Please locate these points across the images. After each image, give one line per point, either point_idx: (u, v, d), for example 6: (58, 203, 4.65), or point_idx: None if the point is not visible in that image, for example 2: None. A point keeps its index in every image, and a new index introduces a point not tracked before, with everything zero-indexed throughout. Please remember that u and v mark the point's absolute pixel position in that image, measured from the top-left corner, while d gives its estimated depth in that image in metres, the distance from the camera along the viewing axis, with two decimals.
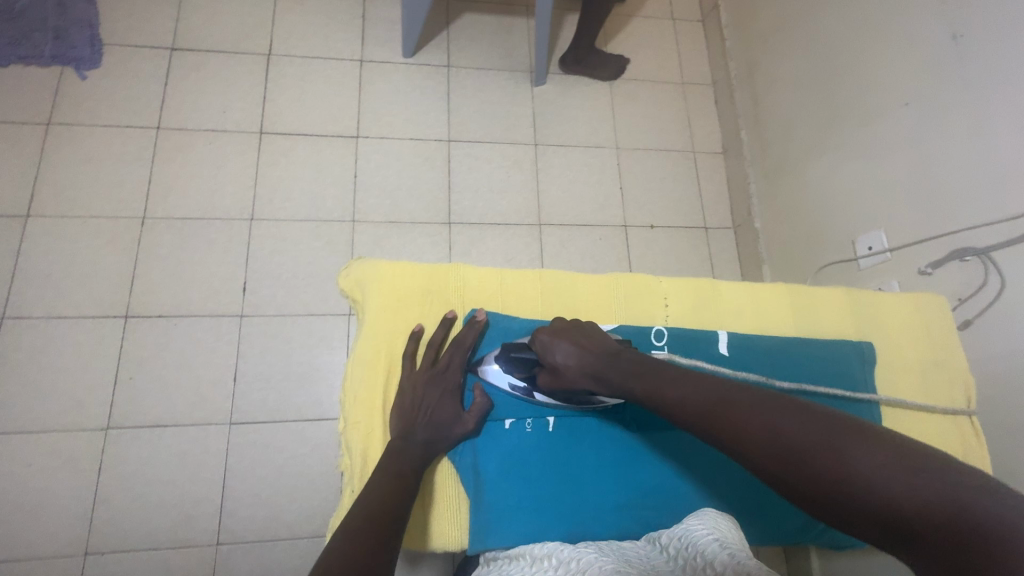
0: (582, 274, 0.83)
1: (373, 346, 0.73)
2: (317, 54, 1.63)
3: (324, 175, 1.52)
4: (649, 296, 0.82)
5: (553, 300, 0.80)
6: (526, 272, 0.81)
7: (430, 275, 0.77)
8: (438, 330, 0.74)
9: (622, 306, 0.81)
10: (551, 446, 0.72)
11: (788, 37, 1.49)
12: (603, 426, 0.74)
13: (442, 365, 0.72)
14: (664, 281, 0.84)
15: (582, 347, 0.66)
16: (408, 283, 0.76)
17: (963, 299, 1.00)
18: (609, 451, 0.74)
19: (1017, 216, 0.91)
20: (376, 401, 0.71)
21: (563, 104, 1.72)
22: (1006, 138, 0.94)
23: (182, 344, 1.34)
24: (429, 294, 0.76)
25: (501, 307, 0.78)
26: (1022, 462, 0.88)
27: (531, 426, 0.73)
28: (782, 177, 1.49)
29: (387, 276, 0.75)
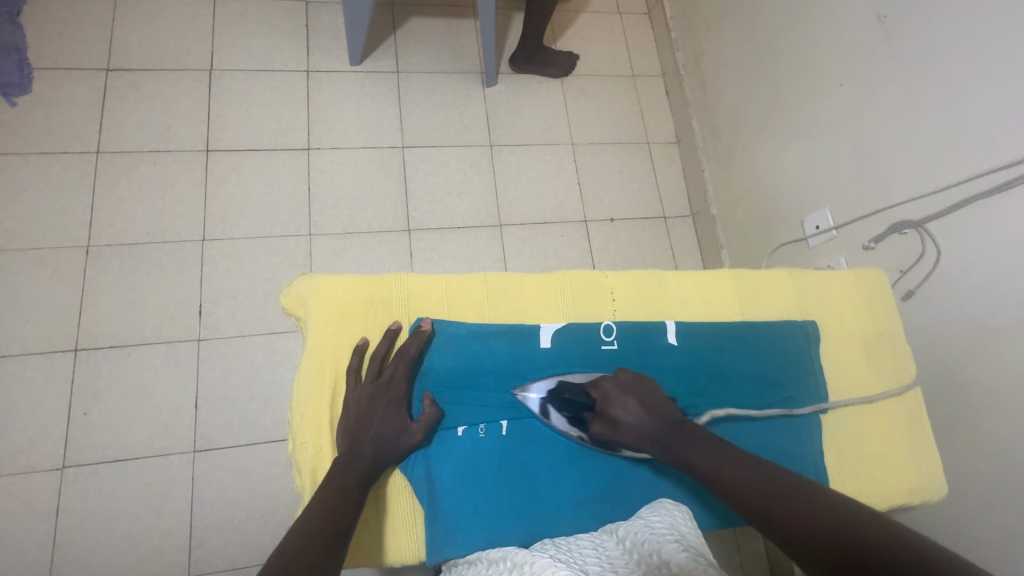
0: (528, 274, 0.82)
1: (317, 362, 0.71)
2: (261, 66, 1.60)
3: (276, 190, 1.49)
4: (596, 292, 0.82)
5: (500, 304, 0.79)
6: (471, 277, 0.80)
7: (373, 287, 0.75)
8: (383, 341, 0.72)
9: (570, 304, 0.81)
10: (506, 449, 0.72)
11: (728, 26, 1.52)
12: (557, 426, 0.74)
13: (387, 376, 0.70)
14: (611, 275, 0.84)
15: (648, 410, 0.71)
16: (350, 296, 0.74)
17: (904, 272, 1.03)
18: (564, 450, 0.74)
19: (950, 186, 0.95)
20: (323, 417, 0.69)
21: (516, 103, 1.72)
22: (932, 113, 0.98)
23: (139, 373, 1.29)
24: (372, 306, 0.74)
25: (448, 315, 0.77)
26: (968, 423, 0.92)
27: (483, 431, 0.72)
28: (733, 164, 1.52)
29: (328, 290, 0.73)
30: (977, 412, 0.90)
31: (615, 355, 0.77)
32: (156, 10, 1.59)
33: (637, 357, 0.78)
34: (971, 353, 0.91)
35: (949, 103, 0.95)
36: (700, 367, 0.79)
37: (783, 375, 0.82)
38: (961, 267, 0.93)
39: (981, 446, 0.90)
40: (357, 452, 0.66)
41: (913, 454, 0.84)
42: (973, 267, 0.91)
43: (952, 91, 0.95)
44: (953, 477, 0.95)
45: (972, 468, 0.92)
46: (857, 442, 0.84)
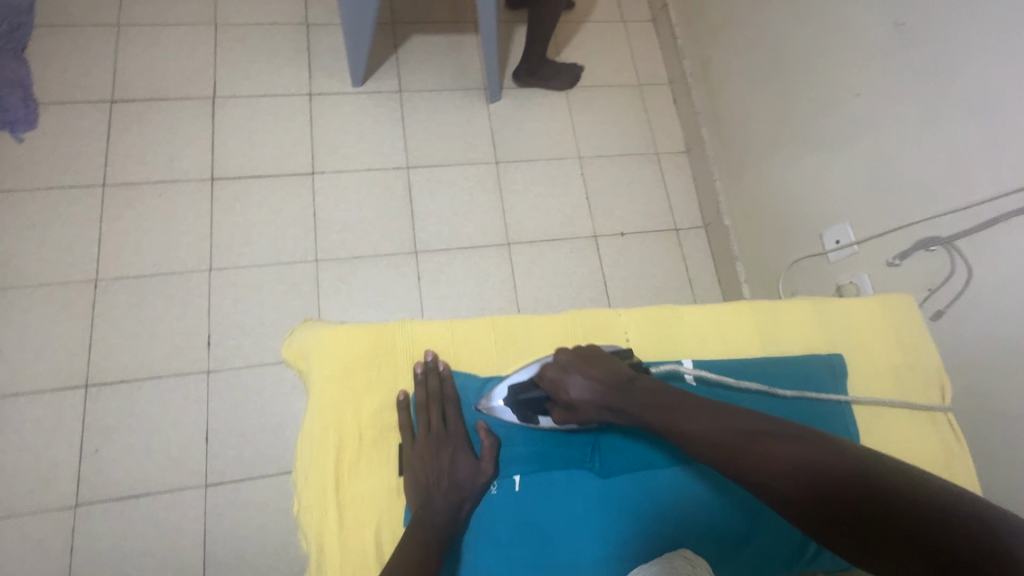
0: (538, 315, 0.80)
1: (322, 420, 0.67)
2: (263, 91, 1.59)
3: (282, 216, 1.48)
4: (609, 332, 0.79)
5: (509, 347, 0.76)
6: (478, 321, 0.77)
7: (379, 335, 0.72)
8: (418, 388, 0.70)
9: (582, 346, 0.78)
10: (520, 506, 0.69)
11: (737, 33, 1.48)
12: (570, 476, 0.71)
13: (440, 422, 0.69)
14: (623, 313, 0.81)
15: (597, 383, 0.69)
16: (354, 349, 0.71)
17: (933, 290, 0.98)
18: (580, 503, 0.70)
19: (979, 202, 0.90)
20: (329, 479, 0.66)
21: (520, 118, 1.70)
22: (957, 126, 0.93)
23: (148, 407, 1.29)
24: (377, 358, 0.72)
25: (457, 363, 0.75)
26: (1006, 451, 0.87)
27: (497, 488, 0.69)
28: (745, 173, 1.48)
29: (331, 343, 0.70)
30: (1014, 441, 0.85)
31: None
32: (158, 38, 1.59)
33: None
34: (1006, 376, 0.86)
35: (974, 115, 0.90)
36: None
37: (809, 414, 0.78)
38: (994, 286, 0.88)
39: (1019, 475, 0.85)
40: (429, 500, 0.64)
41: (954, 493, 0.79)
42: (1009, 287, 0.86)
43: (977, 103, 0.90)
44: (990, 505, 0.90)
45: (1013, 500, 0.86)
46: None
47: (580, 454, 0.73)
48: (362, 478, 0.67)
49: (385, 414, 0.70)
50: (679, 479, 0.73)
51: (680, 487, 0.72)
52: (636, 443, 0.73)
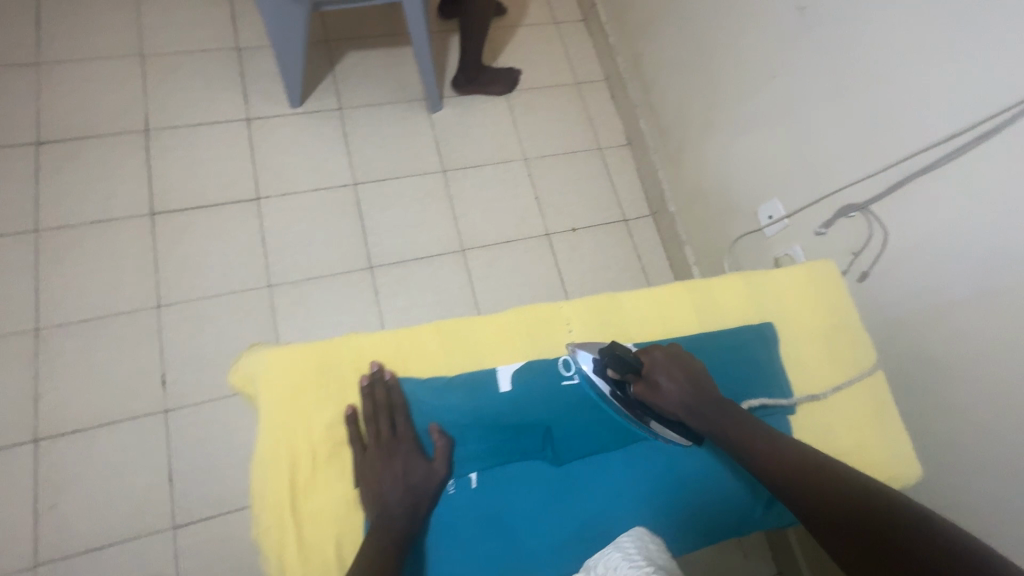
0: (482, 314, 0.78)
1: (273, 443, 0.66)
2: (199, 119, 1.56)
3: (230, 244, 1.46)
4: (554, 324, 0.78)
5: (456, 351, 0.74)
6: (423, 326, 0.75)
7: (324, 354, 0.70)
8: (364, 399, 0.68)
9: (529, 340, 0.77)
10: (479, 502, 0.69)
11: (662, 28, 1.54)
12: (526, 466, 0.72)
13: (390, 430, 0.67)
14: (567, 303, 0.80)
15: (688, 381, 0.74)
16: (300, 367, 0.68)
17: (856, 254, 1.04)
18: (541, 493, 0.71)
19: (887, 167, 0.96)
20: (285, 501, 0.64)
21: (464, 125, 1.72)
22: (861, 98, 1.00)
23: (105, 454, 1.24)
24: (323, 374, 0.69)
25: (404, 370, 0.72)
26: (934, 395, 0.94)
27: (454, 488, 0.69)
28: (684, 160, 1.54)
29: (276, 365, 0.68)
30: (939, 383, 0.92)
31: (578, 388, 0.74)
32: (82, 75, 1.54)
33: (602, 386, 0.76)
34: (927, 325, 0.93)
35: (874, 88, 0.97)
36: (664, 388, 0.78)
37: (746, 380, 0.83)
38: (908, 244, 0.95)
39: (947, 418, 0.92)
40: (389, 505, 0.64)
41: (882, 442, 0.85)
42: (920, 243, 0.93)
43: (875, 76, 0.97)
44: (926, 450, 0.97)
45: (945, 439, 0.93)
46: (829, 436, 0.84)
47: (535, 444, 0.72)
48: (319, 494, 0.66)
49: (339, 431, 0.68)
50: (632, 457, 0.76)
51: (633, 463, 0.75)
52: (589, 428, 0.75)
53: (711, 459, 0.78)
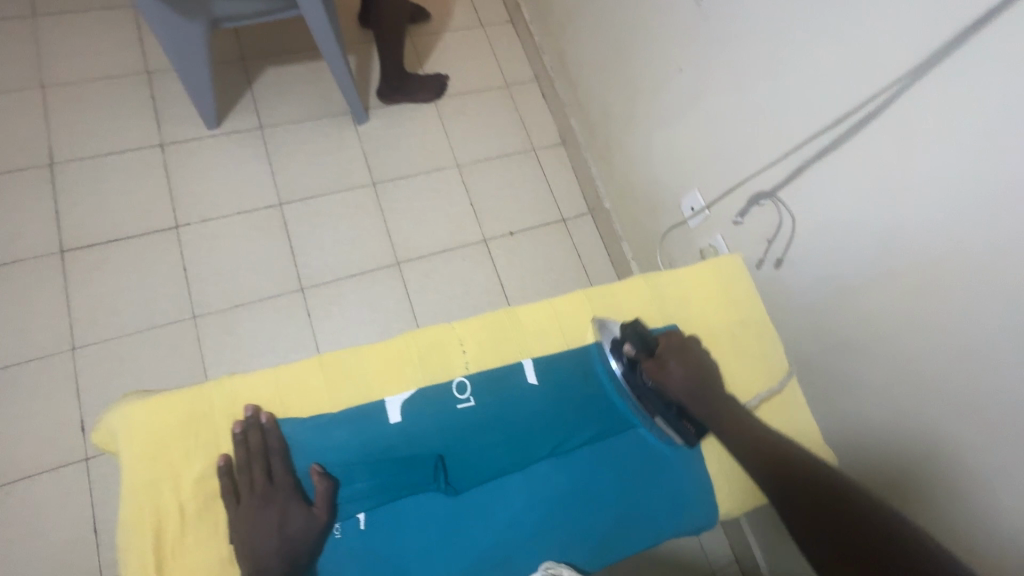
0: (371, 342, 0.75)
1: (136, 504, 0.62)
2: (109, 149, 1.49)
3: (149, 277, 1.39)
4: (445, 347, 0.75)
5: (341, 385, 0.71)
6: (304, 362, 0.72)
7: (191, 402, 0.67)
8: (237, 448, 0.64)
9: (419, 367, 0.73)
10: (370, 541, 0.67)
11: (580, 24, 1.53)
12: (418, 499, 0.70)
13: (265, 478, 0.64)
14: (458, 324, 0.77)
15: (693, 373, 0.79)
16: (166, 420, 0.65)
17: (770, 241, 1.04)
18: (434, 527, 0.69)
19: (787, 154, 0.97)
20: (150, 565, 0.61)
21: (392, 136, 1.68)
22: (757, 86, 1.00)
23: (22, 512, 1.17)
24: (194, 424, 0.66)
25: (285, 410, 0.69)
26: (852, 376, 0.94)
27: (341, 531, 0.67)
28: (613, 156, 1.53)
29: (137, 419, 0.64)
30: (855, 362, 0.93)
31: (472, 412, 0.73)
32: None
33: (498, 409, 0.73)
34: (839, 307, 0.94)
35: (768, 75, 0.97)
36: (562, 405, 0.77)
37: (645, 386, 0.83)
38: (814, 228, 0.95)
39: (863, 399, 0.93)
40: (267, 559, 0.60)
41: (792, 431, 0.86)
42: (825, 227, 0.93)
43: (768, 64, 0.97)
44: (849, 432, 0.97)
45: (865, 420, 0.94)
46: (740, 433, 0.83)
47: (425, 479, 0.69)
48: (191, 552, 0.63)
49: (212, 480, 0.66)
50: (530, 480, 0.74)
51: (531, 486, 0.73)
52: (484, 455, 0.72)
53: (611, 472, 0.77)
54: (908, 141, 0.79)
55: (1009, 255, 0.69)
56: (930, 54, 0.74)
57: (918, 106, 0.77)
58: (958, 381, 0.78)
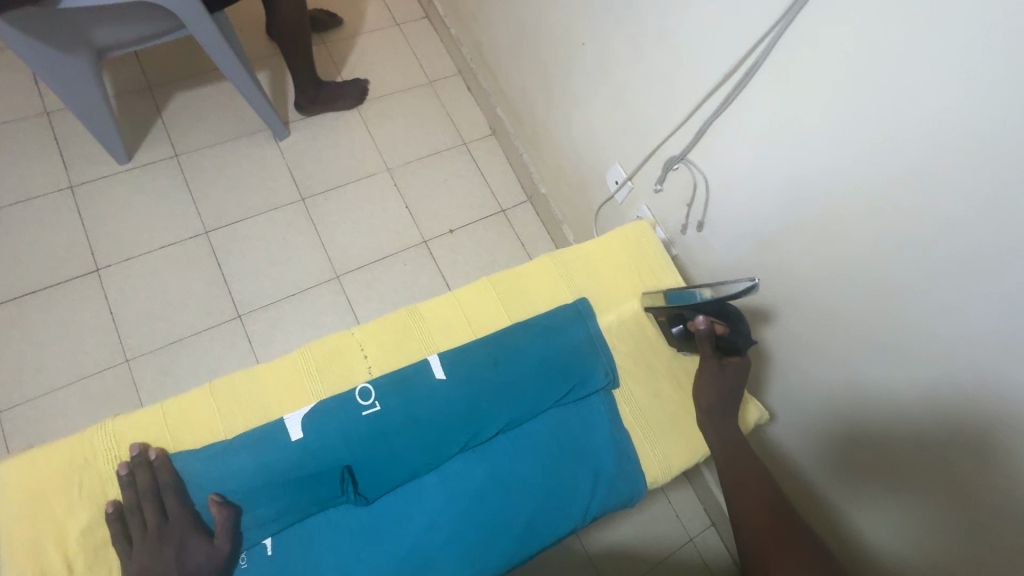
0: (266, 361, 0.70)
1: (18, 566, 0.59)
2: (14, 198, 1.41)
3: (74, 325, 1.33)
4: (343, 354, 0.70)
5: (234, 411, 0.66)
6: (195, 392, 0.68)
7: (72, 451, 0.64)
8: (123, 491, 0.62)
9: (316, 379, 0.68)
10: (280, 566, 0.61)
11: (489, 12, 1.51)
12: (326, 513, 0.63)
13: (159, 518, 0.61)
14: (358, 329, 0.72)
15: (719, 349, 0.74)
16: (43, 475, 0.62)
17: (690, 204, 1.04)
18: (346, 538, 0.62)
19: (691, 114, 0.96)
20: None
21: (317, 147, 1.63)
22: (652, 52, 0.99)
23: None
24: (76, 474, 0.63)
25: (178, 445, 0.65)
26: (784, 325, 0.95)
27: (247, 561, 0.61)
28: (540, 140, 1.51)
29: (15, 478, 0.62)
30: (782, 311, 0.94)
31: (378, 416, 0.64)
32: None
33: (405, 409, 0.65)
34: (761, 260, 0.94)
35: (659, 38, 0.96)
36: (474, 392, 0.67)
37: (570, 357, 0.72)
38: (726, 185, 0.95)
39: (795, 342, 0.94)
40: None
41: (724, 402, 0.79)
42: (735, 181, 0.93)
43: (656, 27, 0.96)
44: (795, 381, 0.98)
45: (798, 361, 0.96)
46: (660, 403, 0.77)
47: (333, 491, 0.62)
48: None
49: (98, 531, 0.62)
50: (450, 474, 0.66)
51: (453, 483, 0.65)
52: (396, 457, 0.64)
53: (537, 454, 0.68)
54: (793, 84, 0.78)
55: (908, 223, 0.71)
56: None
57: (798, 47, 0.76)
58: (872, 309, 0.80)
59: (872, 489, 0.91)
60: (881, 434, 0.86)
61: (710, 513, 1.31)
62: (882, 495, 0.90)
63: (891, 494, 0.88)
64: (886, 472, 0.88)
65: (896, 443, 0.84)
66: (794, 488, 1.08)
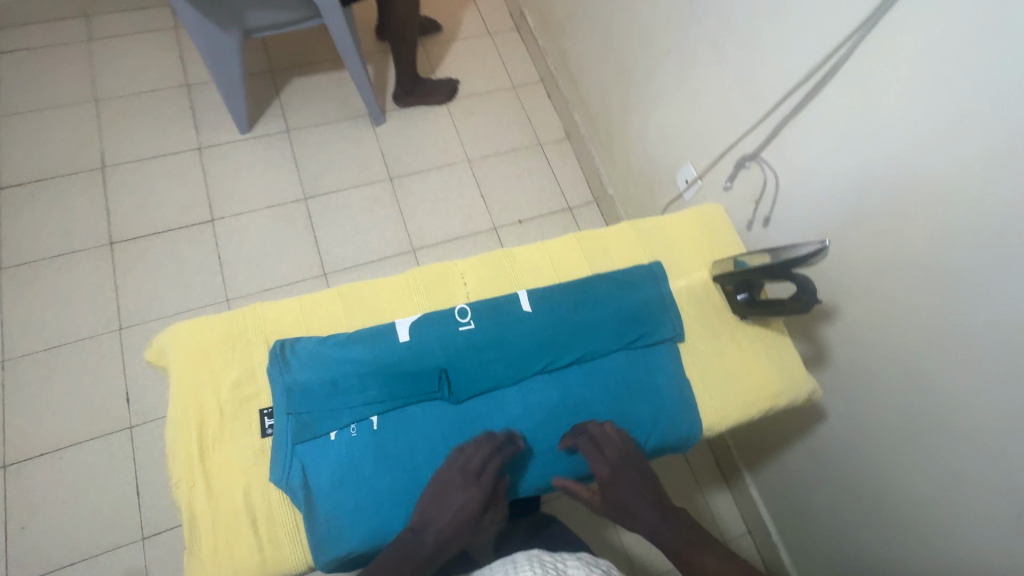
0: (381, 277, 0.82)
1: (181, 404, 0.69)
2: (152, 153, 1.64)
3: (187, 264, 1.52)
4: (446, 279, 0.81)
5: (352, 312, 0.77)
6: (323, 291, 0.79)
7: (231, 321, 0.74)
8: (270, 367, 0.69)
9: (422, 296, 0.79)
10: (380, 443, 0.67)
11: (578, 25, 1.64)
12: (421, 404, 0.71)
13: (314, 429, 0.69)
14: (460, 262, 0.83)
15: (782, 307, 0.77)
16: (205, 335, 0.73)
17: (758, 201, 1.10)
18: (439, 429, 0.70)
19: (766, 115, 1.03)
20: (192, 457, 0.67)
21: (408, 135, 1.80)
22: (734, 60, 1.07)
23: (73, 472, 1.28)
24: (231, 340, 0.73)
25: (307, 330, 0.75)
26: (841, 320, 0.99)
27: (356, 431, 0.68)
28: (614, 143, 1.62)
29: (185, 333, 0.72)
30: (839, 307, 0.98)
31: (472, 333, 0.74)
32: (39, 121, 1.62)
33: (496, 329, 0.75)
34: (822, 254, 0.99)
35: (743, 46, 1.05)
36: (558, 324, 0.76)
37: (644, 308, 0.80)
38: (796, 182, 1.01)
39: (850, 336, 0.97)
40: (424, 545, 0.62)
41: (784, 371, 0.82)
42: (804, 177, 1.00)
43: (741, 36, 1.05)
44: (848, 377, 1.00)
45: (847, 353, 0.99)
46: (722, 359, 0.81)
47: (431, 386, 0.71)
48: (225, 445, 0.68)
49: (244, 387, 0.71)
50: (528, 391, 0.74)
51: (531, 398, 0.73)
52: (485, 366, 0.73)
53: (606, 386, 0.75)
54: (867, 84, 0.85)
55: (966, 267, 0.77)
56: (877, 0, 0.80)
57: (874, 52, 0.83)
58: (932, 301, 0.83)
59: (900, 514, 0.97)
60: (923, 450, 0.90)
61: (749, 520, 1.35)
62: (909, 510, 0.95)
63: (919, 510, 0.93)
64: (917, 489, 0.92)
65: (938, 461, 0.88)
66: (826, 498, 1.12)
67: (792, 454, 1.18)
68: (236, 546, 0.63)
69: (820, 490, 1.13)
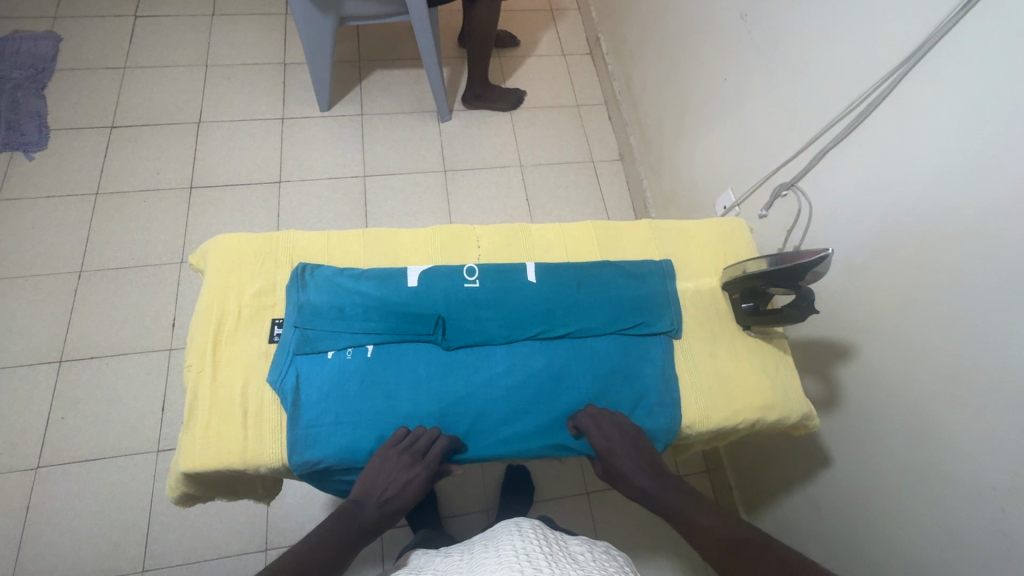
0: (406, 229, 0.90)
1: (209, 299, 0.79)
2: (241, 117, 1.83)
3: (250, 217, 1.67)
4: (463, 242, 0.88)
5: (375, 254, 0.86)
6: (352, 231, 0.88)
7: (267, 240, 0.84)
8: (291, 286, 0.80)
9: (438, 252, 0.87)
10: (369, 368, 0.74)
11: (646, 51, 1.70)
12: (415, 343, 0.77)
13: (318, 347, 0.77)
14: (479, 228, 0.90)
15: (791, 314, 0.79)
16: (242, 248, 0.83)
17: (789, 231, 1.10)
18: (426, 366, 0.76)
19: (806, 145, 1.05)
20: (208, 345, 0.77)
21: (469, 134, 1.91)
22: (785, 90, 1.09)
23: (113, 379, 1.41)
24: (262, 256, 0.83)
25: (329, 260, 0.85)
26: (857, 360, 0.96)
27: (350, 354, 0.75)
28: (663, 168, 1.65)
29: (225, 243, 0.83)
30: (856, 346, 0.96)
31: (475, 290, 0.80)
32: (157, 76, 1.85)
33: (496, 291, 0.81)
34: (846, 288, 0.97)
35: (796, 77, 1.06)
36: (554, 298, 0.81)
37: (641, 299, 0.84)
38: (828, 216, 1.01)
39: (863, 376, 0.94)
40: (367, 516, 0.69)
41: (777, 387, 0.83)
42: (835, 212, 0.99)
43: (795, 67, 1.06)
44: (859, 421, 0.96)
45: (859, 393, 0.96)
46: (715, 363, 0.84)
47: (426, 327, 0.77)
48: (237, 342, 0.78)
49: (264, 298, 0.81)
50: (515, 352, 0.78)
51: (516, 359, 0.77)
52: (480, 321, 0.78)
53: (589, 365, 0.79)
54: (909, 119, 0.86)
55: (989, 314, 0.74)
56: (924, 37, 0.81)
57: (918, 87, 0.84)
58: (951, 347, 0.79)
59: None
60: (928, 507, 0.85)
61: None
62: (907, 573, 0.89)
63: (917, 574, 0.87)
64: (918, 549, 0.87)
65: (943, 521, 0.82)
66: (823, 552, 1.06)
67: (793, 500, 1.12)
68: (226, 427, 0.72)
69: (820, 543, 1.07)
